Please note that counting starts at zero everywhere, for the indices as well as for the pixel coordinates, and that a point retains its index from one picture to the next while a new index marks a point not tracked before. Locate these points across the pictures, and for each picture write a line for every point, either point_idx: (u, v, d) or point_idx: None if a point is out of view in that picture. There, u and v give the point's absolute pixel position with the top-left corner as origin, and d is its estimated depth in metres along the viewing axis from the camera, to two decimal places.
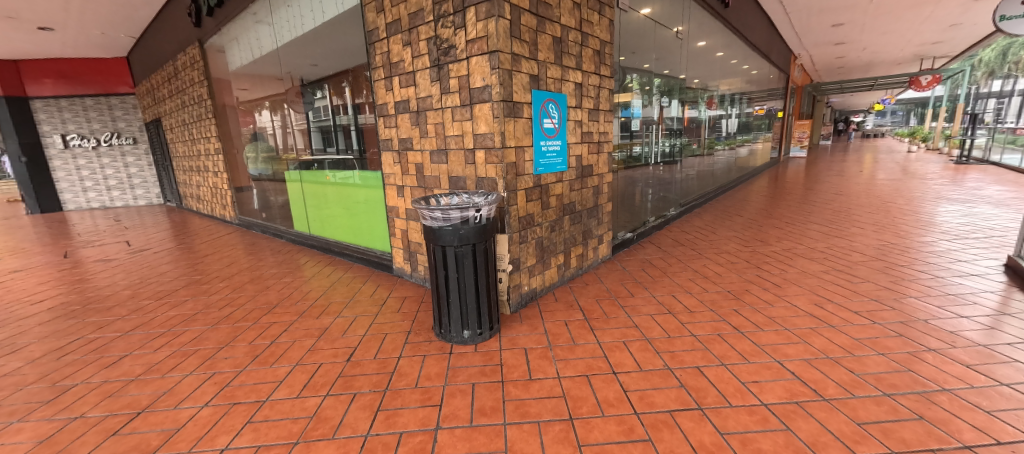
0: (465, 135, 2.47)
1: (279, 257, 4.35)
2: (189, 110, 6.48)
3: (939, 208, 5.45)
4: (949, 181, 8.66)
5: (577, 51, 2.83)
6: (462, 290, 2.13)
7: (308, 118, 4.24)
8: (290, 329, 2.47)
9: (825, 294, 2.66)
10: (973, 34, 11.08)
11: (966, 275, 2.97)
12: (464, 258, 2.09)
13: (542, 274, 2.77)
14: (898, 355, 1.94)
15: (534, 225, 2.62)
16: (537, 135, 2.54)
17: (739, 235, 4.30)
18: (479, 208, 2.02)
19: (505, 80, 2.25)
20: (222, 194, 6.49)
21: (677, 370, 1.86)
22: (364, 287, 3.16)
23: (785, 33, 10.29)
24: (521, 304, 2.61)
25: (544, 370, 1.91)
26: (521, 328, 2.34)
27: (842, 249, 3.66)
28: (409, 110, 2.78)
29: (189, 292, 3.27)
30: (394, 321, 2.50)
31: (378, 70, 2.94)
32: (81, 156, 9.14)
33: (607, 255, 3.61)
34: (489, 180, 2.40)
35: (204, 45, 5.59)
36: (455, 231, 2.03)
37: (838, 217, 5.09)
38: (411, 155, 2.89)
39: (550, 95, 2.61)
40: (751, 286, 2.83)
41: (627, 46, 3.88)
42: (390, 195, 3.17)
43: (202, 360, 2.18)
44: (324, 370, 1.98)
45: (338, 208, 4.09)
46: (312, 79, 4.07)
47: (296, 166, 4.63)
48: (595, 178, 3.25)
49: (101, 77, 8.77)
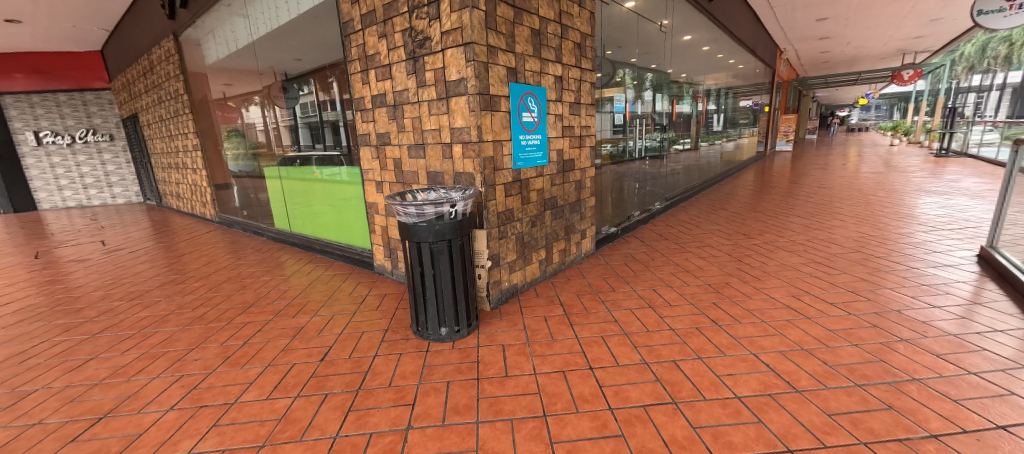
0: (442, 130, 2.42)
1: (258, 255, 4.25)
2: (166, 106, 6.29)
3: (918, 201, 5.54)
4: (928, 174, 8.80)
5: (557, 43, 2.80)
6: (438, 287, 2.10)
7: (293, 114, 4.13)
8: (264, 329, 2.41)
9: (803, 286, 2.68)
10: (952, 29, 11.27)
11: (941, 265, 3.03)
12: (439, 254, 2.05)
13: (523, 270, 2.75)
14: (871, 345, 1.96)
15: (513, 220, 2.60)
16: (516, 130, 2.51)
17: (723, 229, 4.32)
18: (454, 202, 1.99)
19: (481, 72, 2.21)
20: (201, 192, 6.35)
21: (654, 364, 1.86)
22: (344, 284, 3.10)
23: (771, 27, 10.34)
24: (501, 300, 2.59)
25: (521, 366, 1.89)
26: (500, 325, 2.32)
27: (822, 241, 3.70)
28: (386, 104, 2.72)
29: (164, 292, 3.18)
30: (372, 319, 2.46)
31: (355, 63, 2.86)
32: (55, 153, 8.85)
33: (591, 250, 3.60)
34: (467, 174, 2.36)
35: (179, 38, 5.44)
36: (430, 227, 1.99)
37: (820, 210, 5.15)
38: (389, 150, 2.83)
39: (529, 88, 2.58)
40: (731, 279, 2.85)
41: (612, 40, 3.85)
42: (370, 191, 3.12)
43: (171, 362, 2.11)
44: (296, 371, 1.93)
45: (322, 206, 4.04)
46: (296, 74, 3.95)
47: (278, 162, 4.54)
48: (577, 173, 3.23)
49: (76, 72, 8.46)
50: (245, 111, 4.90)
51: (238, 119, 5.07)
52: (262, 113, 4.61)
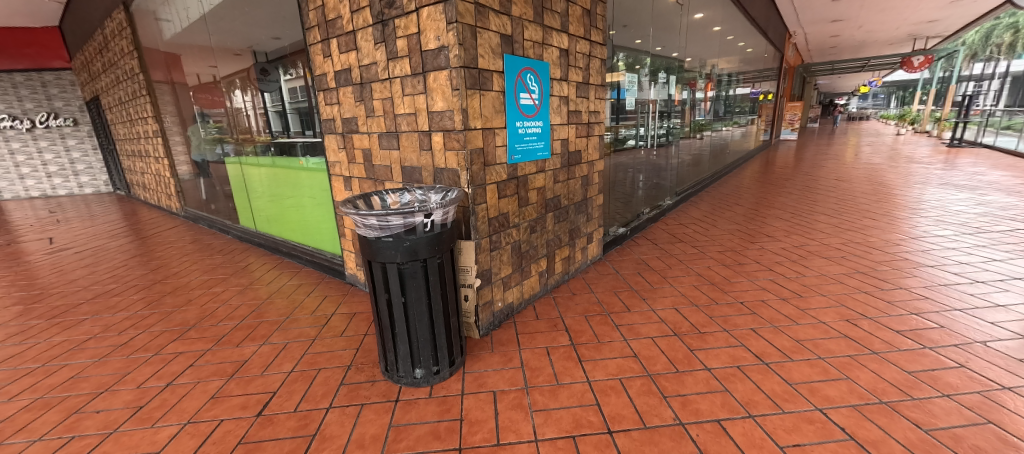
0: (419, 113, 1.91)
1: (218, 257, 3.74)
2: (124, 87, 5.67)
3: (947, 196, 5.11)
4: (942, 165, 8.39)
5: (562, 9, 2.28)
6: (410, 319, 1.62)
7: (281, 97, 3.23)
8: (196, 364, 1.94)
9: (856, 307, 2.24)
10: (970, 12, 10.74)
11: (1009, 278, 2.57)
12: (412, 278, 1.57)
13: (519, 286, 2.29)
14: (969, 397, 1.51)
15: (508, 227, 2.12)
16: (512, 114, 2.01)
17: (742, 228, 3.87)
18: (429, 212, 1.50)
19: (466, 39, 1.69)
20: (165, 182, 5.77)
21: (693, 426, 1.40)
22: (307, 299, 2.62)
23: (782, 8, 9.72)
24: (493, 325, 2.13)
25: (516, 429, 1.43)
26: (492, 360, 1.86)
27: (860, 246, 3.25)
28: (352, 82, 2.20)
29: (93, 308, 2.68)
30: (333, 351, 1.99)
31: (313, 31, 2.33)
32: (14, 139, 8.14)
33: (598, 256, 3.13)
34: (449, 171, 1.87)
35: (131, 9, 4.81)
36: (398, 243, 1.50)
37: (845, 206, 4.71)
38: (357, 139, 2.33)
39: (528, 63, 2.07)
40: (766, 295, 2.40)
41: (622, 16, 3.33)
42: (337, 188, 2.62)
43: (65, 415, 1.63)
44: (221, 433, 1.47)
45: (296, 200, 3.40)
46: (275, 56, 3.15)
47: (261, 149, 3.75)
48: (584, 167, 2.74)
49: (31, 50, 7.69)
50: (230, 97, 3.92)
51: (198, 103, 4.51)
52: (223, 95, 4.02)
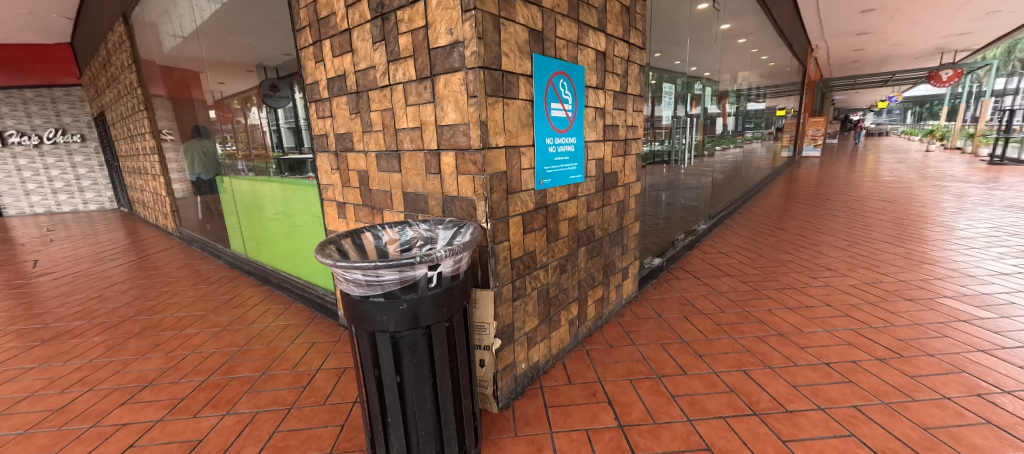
0: (425, 128, 1.52)
1: (203, 287, 3.37)
2: (124, 102, 5.47)
3: (1016, 220, 4.56)
4: (990, 183, 7.79)
5: (599, 3, 1.90)
6: (406, 406, 1.18)
7: (294, 112, 2.78)
8: (137, 444, 1.51)
9: (986, 376, 1.72)
10: (1006, 25, 10.25)
11: None
12: (410, 353, 1.14)
13: (546, 340, 1.84)
14: None
15: (535, 268, 1.70)
16: (541, 128, 1.61)
17: (795, 258, 3.38)
18: (435, 262, 1.07)
19: (488, 32, 1.30)
20: (162, 201, 5.50)
21: None
22: (291, 346, 2.21)
23: (807, 21, 9.33)
24: (515, 394, 1.68)
25: None
26: (516, 450, 1.40)
27: (947, 284, 2.73)
28: (347, 90, 1.83)
29: (44, 353, 2.28)
30: (309, 430, 1.54)
31: (304, 32, 1.97)
32: (21, 155, 8.06)
33: (632, 293, 2.67)
34: (463, 200, 1.46)
35: (130, 21, 4.62)
36: (391, 304, 1.08)
37: (904, 232, 4.20)
38: (352, 159, 1.95)
39: (560, 66, 1.68)
40: (856, 355, 1.90)
41: (656, 23, 2.99)
42: (330, 214, 2.24)
43: None
44: None
45: (296, 217, 3.01)
46: (286, 72, 2.77)
47: (262, 166, 3.40)
48: (620, 190, 2.32)
49: (42, 66, 7.59)
50: (245, 113, 3.50)
51: (209, 121, 4.10)
52: (233, 111, 3.63)
